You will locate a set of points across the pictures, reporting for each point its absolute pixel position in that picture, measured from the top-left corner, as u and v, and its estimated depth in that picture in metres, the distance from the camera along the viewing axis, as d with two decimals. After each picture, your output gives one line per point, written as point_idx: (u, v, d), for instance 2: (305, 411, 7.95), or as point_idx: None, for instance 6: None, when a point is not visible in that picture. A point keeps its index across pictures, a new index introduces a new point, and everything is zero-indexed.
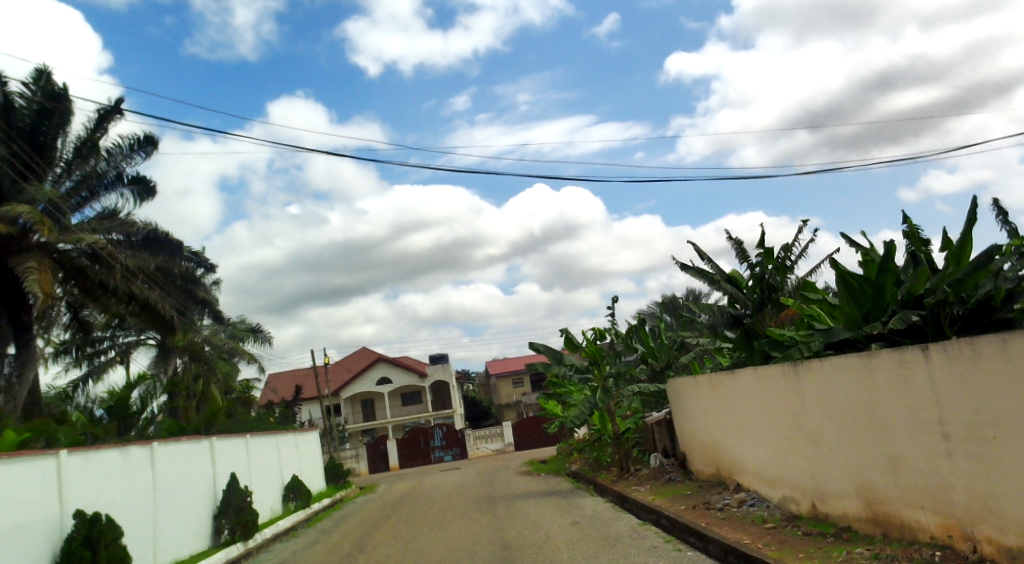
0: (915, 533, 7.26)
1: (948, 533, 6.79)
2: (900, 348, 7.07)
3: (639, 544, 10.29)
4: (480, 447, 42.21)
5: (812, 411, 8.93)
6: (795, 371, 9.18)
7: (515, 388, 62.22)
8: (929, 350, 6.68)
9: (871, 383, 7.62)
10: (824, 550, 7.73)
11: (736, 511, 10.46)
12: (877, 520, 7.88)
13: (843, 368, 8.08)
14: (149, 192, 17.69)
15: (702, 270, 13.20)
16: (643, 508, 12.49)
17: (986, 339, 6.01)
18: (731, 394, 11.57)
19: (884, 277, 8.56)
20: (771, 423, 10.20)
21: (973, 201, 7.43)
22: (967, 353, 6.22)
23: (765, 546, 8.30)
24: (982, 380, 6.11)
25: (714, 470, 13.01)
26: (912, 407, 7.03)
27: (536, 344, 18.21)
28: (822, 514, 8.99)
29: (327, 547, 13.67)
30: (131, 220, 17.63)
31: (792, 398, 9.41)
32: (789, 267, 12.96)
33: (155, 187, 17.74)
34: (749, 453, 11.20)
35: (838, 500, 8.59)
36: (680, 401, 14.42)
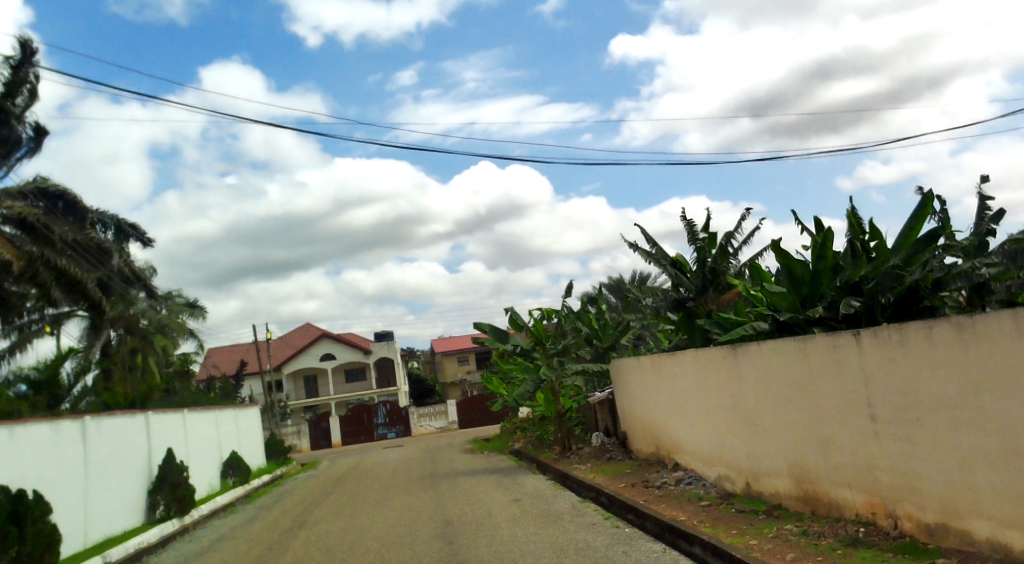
0: (841, 511, 7.57)
1: (871, 510, 7.11)
2: (835, 335, 7.32)
3: (579, 521, 10.48)
4: (423, 425, 42.40)
5: (750, 393, 9.19)
6: (734, 353, 9.43)
7: (460, 365, 62.22)
8: (860, 336, 6.94)
9: (805, 367, 7.89)
10: (756, 526, 8.01)
11: (673, 489, 10.76)
12: (806, 498, 8.20)
13: (779, 351, 8.35)
14: (49, 143, 17.19)
15: (649, 253, 13.40)
16: (584, 486, 12.71)
17: (913, 326, 6.27)
18: (672, 374, 11.81)
19: (823, 265, 8.86)
20: (709, 404, 10.47)
21: (928, 192, 7.74)
22: (895, 338, 6.49)
23: (700, 522, 8.55)
24: (910, 364, 6.35)
25: (653, 449, 13.30)
26: (843, 388, 7.32)
27: (481, 323, 18.26)
28: (755, 492, 9.31)
29: (266, 523, 13.64)
30: (47, 183, 17.13)
31: (730, 380, 9.66)
32: (732, 252, 13.31)
33: (49, 129, 17.12)
34: (688, 432, 11.46)
35: (771, 479, 8.89)
36: (623, 381, 14.65)
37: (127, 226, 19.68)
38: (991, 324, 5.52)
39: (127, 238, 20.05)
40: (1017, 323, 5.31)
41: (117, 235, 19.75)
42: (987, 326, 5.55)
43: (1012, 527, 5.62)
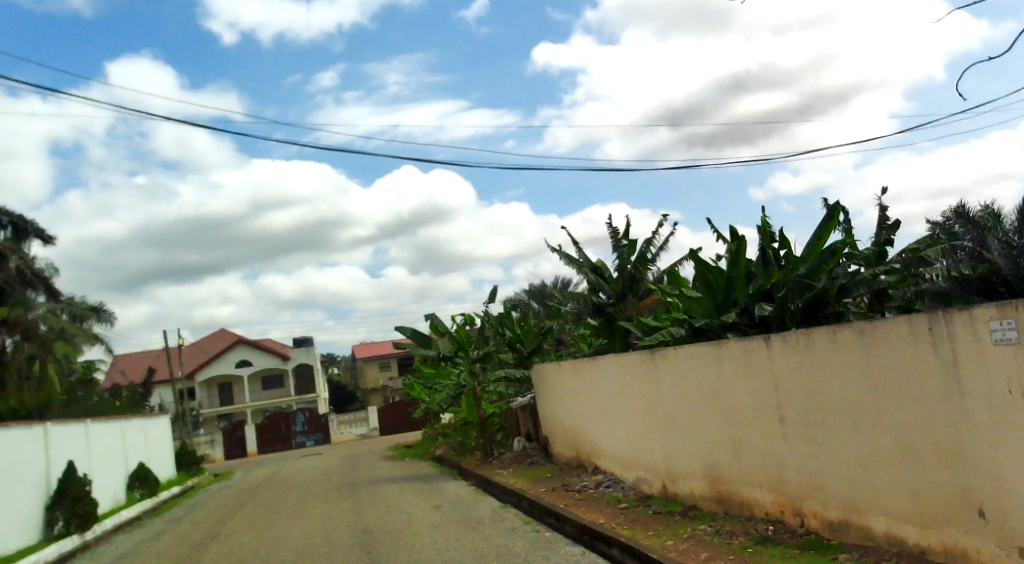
0: (752, 510, 7.79)
1: (780, 509, 7.33)
2: (746, 339, 7.54)
3: (499, 526, 10.50)
4: (343, 432, 41.77)
5: (666, 397, 9.37)
6: (651, 358, 9.60)
7: (382, 371, 61.58)
8: (770, 340, 7.16)
9: (718, 371, 8.10)
10: (671, 527, 8.17)
11: (592, 492, 10.88)
12: (719, 498, 8.40)
13: (694, 356, 8.54)
14: None
15: (573, 259, 13.53)
16: (505, 491, 12.76)
17: (819, 330, 6.50)
18: (592, 379, 11.95)
19: (736, 272, 9.09)
20: (627, 408, 10.63)
21: (835, 204, 8.08)
22: (803, 343, 6.71)
23: (617, 525, 8.67)
24: (816, 367, 6.59)
25: (574, 453, 13.43)
26: (754, 392, 7.53)
27: (403, 327, 18.10)
28: (671, 493, 9.50)
29: (175, 536, 13.20)
30: None
31: (648, 384, 9.83)
32: (651, 258, 13.57)
33: None
34: (607, 436, 11.61)
35: (686, 480, 9.07)
36: (544, 386, 14.75)
37: (25, 225, 18.76)
38: (889, 328, 5.77)
39: (25, 237, 19.10)
40: (912, 327, 5.57)
41: (13, 234, 18.79)
42: (886, 331, 5.79)
43: (907, 522, 5.87)
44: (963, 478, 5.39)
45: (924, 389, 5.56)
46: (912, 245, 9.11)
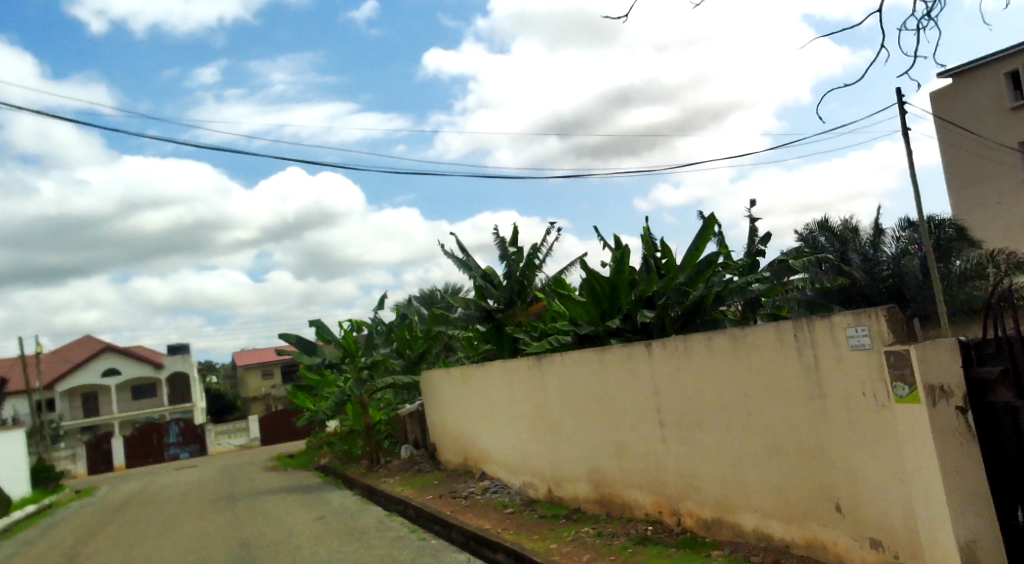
0: (632, 512, 8.00)
1: (658, 510, 7.56)
2: (628, 345, 7.74)
3: (384, 536, 10.35)
4: (221, 443, 40.24)
5: (552, 402, 9.50)
6: (539, 365, 9.71)
7: (263, 380, 59.75)
8: (651, 346, 7.37)
9: (602, 375, 8.28)
10: (555, 531, 8.28)
11: (479, 498, 10.90)
12: (601, 501, 8.59)
13: (579, 362, 8.70)
14: None
15: (460, 264, 13.53)
16: (391, 500, 12.59)
17: (696, 336, 6.75)
18: (480, 385, 11.98)
19: (620, 279, 9.29)
20: (515, 413, 10.72)
21: (710, 216, 8.43)
22: (681, 348, 6.95)
23: (503, 530, 8.73)
24: (693, 372, 6.84)
25: (462, 460, 13.41)
26: (636, 396, 7.74)
27: (287, 334, 17.65)
28: (556, 497, 9.64)
29: (30, 560, 12.32)
30: None
31: (535, 390, 9.94)
32: (539, 265, 13.74)
33: None
34: (494, 441, 11.67)
35: (570, 484, 9.23)
36: (432, 393, 14.68)
37: None
38: (759, 335, 6.05)
39: None
40: (780, 333, 5.86)
41: None
42: (757, 337, 6.08)
43: (775, 518, 6.16)
44: (824, 475, 5.69)
45: (792, 391, 5.85)
46: (782, 257, 9.54)
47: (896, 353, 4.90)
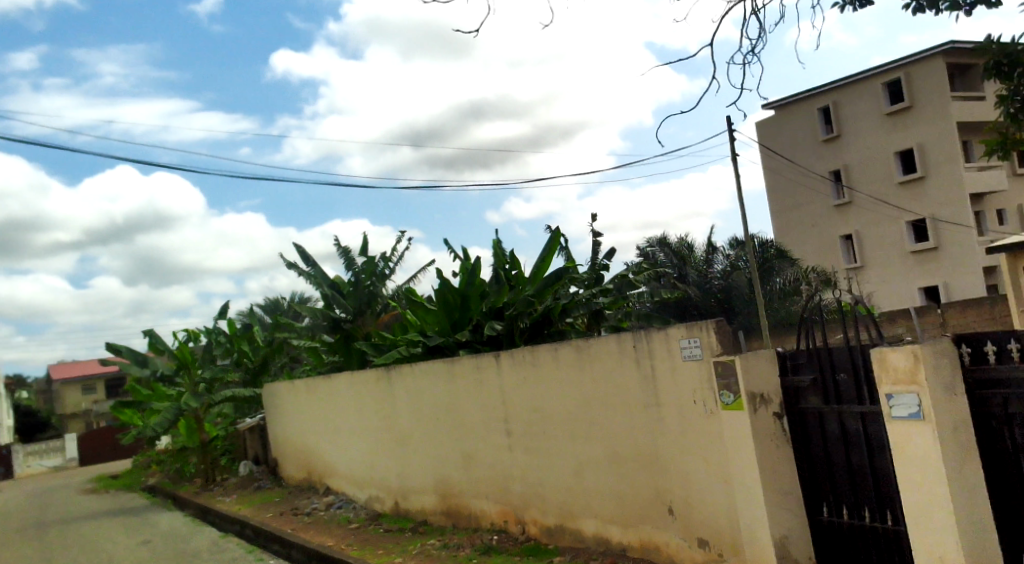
0: (479, 521, 8.10)
1: (504, 518, 7.71)
2: (477, 356, 7.85)
3: (218, 559, 9.89)
4: (33, 465, 37.10)
5: (401, 414, 9.46)
6: (388, 377, 9.65)
7: (84, 395, 55.68)
8: (500, 357, 7.51)
9: (451, 386, 8.34)
10: (400, 544, 8.25)
11: (322, 514, 10.66)
12: (448, 512, 8.64)
13: (429, 373, 8.72)
14: None
15: (305, 273, 13.22)
16: (226, 520, 12.06)
17: (543, 346, 6.94)
18: (326, 397, 11.75)
19: (471, 290, 9.39)
20: (362, 426, 10.59)
21: (557, 231, 8.71)
22: (529, 358, 7.13)
23: (346, 546, 8.59)
24: (540, 382, 7.03)
25: (305, 475, 13.07)
26: (484, 407, 7.85)
27: (115, 344, 16.59)
28: (403, 510, 9.59)
29: None
30: None
31: (383, 402, 9.86)
32: (388, 275, 13.64)
33: None
34: (339, 455, 11.47)
35: (417, 496, 9.23)
36: (274, 407, 14.24)
37: None
38: (602, 345, 6.31)
39: None
40: (621, 344, 6.14)
41: None
42: (600, 347, 6.33)
43: (614, 523, 6.42)
44: (659, 479, 6.00)
45: (631, 400, 6.13)
46: (623, 272, 9.95)
47: (722, 363, 5.27)
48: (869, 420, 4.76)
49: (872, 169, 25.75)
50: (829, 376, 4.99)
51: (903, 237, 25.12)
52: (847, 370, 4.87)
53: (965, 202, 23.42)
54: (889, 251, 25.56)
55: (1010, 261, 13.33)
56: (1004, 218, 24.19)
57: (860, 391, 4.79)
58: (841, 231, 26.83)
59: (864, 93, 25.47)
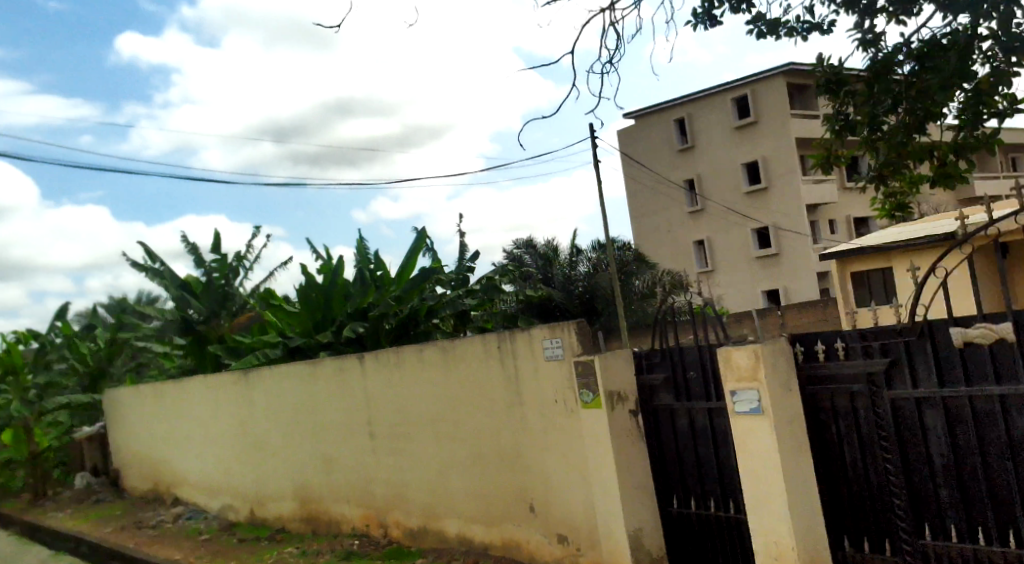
0: (339, 526, 8.03)
1: (366, 522, 7.67)
2: (340, 358, 7.76)
3: None
4: None
5: (258, 419, 9.21)
6: (244, 381, 9.36)
7: None
8: (363, 359, 7.46)
9: (312, 389, 8.21)
10: (257, 553, 8.04)
11: (170, 526, 10.20)
12: (308, 518, 8.50)
13: (289, 376, 8.54)
14: None
15: (153, 271, 12.60)
16: (61, 536, 11.29)
17: (408, 348, 6.96)
18: (177, 403, 11.26)
19: (335, 290, 9.21)
20: (215, 433, 10.22)
21: (423, 232, 8.78)
22: (393, 360, 7.13)
23: (198, 558, 8.28)
24: (404, 383, 7.05)
25: (152, 486, 12.44)
26: (347, 409, 7.77)
27: None
28: (259, 519, 9.35)
29: None
30: None
31: (239, 407, 9.56)
32: (243, 275, 13.22)
33: None
34: (190, 463, 11.02)
35: (275, 503, 9.02)
36: (118, 414, 13.48)
37: None
38: (467, 346, 6.40)
39: None
40: (485, 345, 6.25)
41: None
42: (465, 348, 6.42)
43: (476, 522, 6.53)
44: (520, 478, 6.16)
45: (494, 401, 6.26)
46: (489, 274, 10.19)
47: (582, 363, 5.48)
48: (716, 415, 5.07)
49: (722, 178, 27.20)
50: (681, 374, 5.28)
51: (749, 243, 26.68)
52: (696, 368, 5.18)
53: (803, 212, 25.14)
54: (736, 256, 27.08)
55: (838, 268, 14.39)
56: (835, 227, 26.14)
57: (708, 388, 5.10)
58: (694, 237, 28.20)
59: (716, 106, 26.87)
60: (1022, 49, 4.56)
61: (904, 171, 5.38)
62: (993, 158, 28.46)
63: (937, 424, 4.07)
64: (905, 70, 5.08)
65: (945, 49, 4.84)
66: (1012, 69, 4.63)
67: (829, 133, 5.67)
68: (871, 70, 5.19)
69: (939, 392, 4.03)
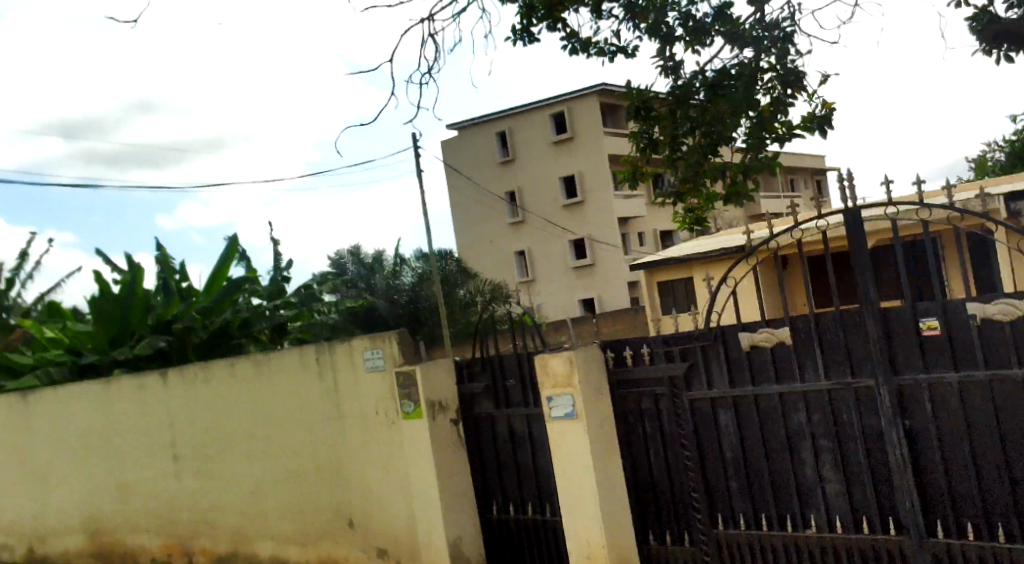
0: (139, 557, 7.55)
1: (169, 551, 7.27)
2: (141, 374, 7.29)
3: None
4: None
5: (39, 447, 8.44)
6: (21, 406, 8.52)
7: None
8: (167, 376, 7.05)
9: (107, 410, 7.64)
10: None
11: None
12: (100, 551, 7.92)
13: (78, 398, 7.89)
14: None
15: None
16: None
17: (218, 363, 6.66)
18: None
19: (135, 301, 8.55)
20: None
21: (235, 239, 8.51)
22: (201, 376, 6.80)
23: None
24: (215, 399, 6.73)
25: None
26: (147, 431, 7.32)
27: None
28: (40, 556, 8.59)
29: None
30: None
31: (13, 435, 8.69)
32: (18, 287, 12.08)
33: None
34: None
35: (60, 537, 8.31)
36: None
37: None
38: (282, 360, 6.22)
39: None
40: (303, 357, 6.10)
41: None
42: (279, 362, 6.24)
43: (291, 543, 6.37)
44: (339, 494, 6.06)
45: (313, 415, 6.12)
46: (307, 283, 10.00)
47: (404, 373, 5.48)
48: (533, 422, 5.25)
49: (540, 191, 28.08)
50: (501, 382, 5.41)
51: (566, 254, 27.71)
52: (515, 376, 5.32)
53: (615, 225, 26.48)
54: (554, 266, 28.03)
55: (646, 277, 15.33)
56: (644, 240, 27.72)
57: (526, 395, 5.26)
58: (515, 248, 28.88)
59: (534, 122, 27.74)
60: (796, 82, 5.12)
61: (701, 189, 5.81)
62: (777, 178, 31.36)
63: (728, 422, 4.43)
64: (701, 97, 5.47)
65: (732, 79, 5.28)
66: (788, 99, 5.17)
67: (636, 151, 6.06)
68: (672, 95, 5.58)
69: (730, 393, 4.39)
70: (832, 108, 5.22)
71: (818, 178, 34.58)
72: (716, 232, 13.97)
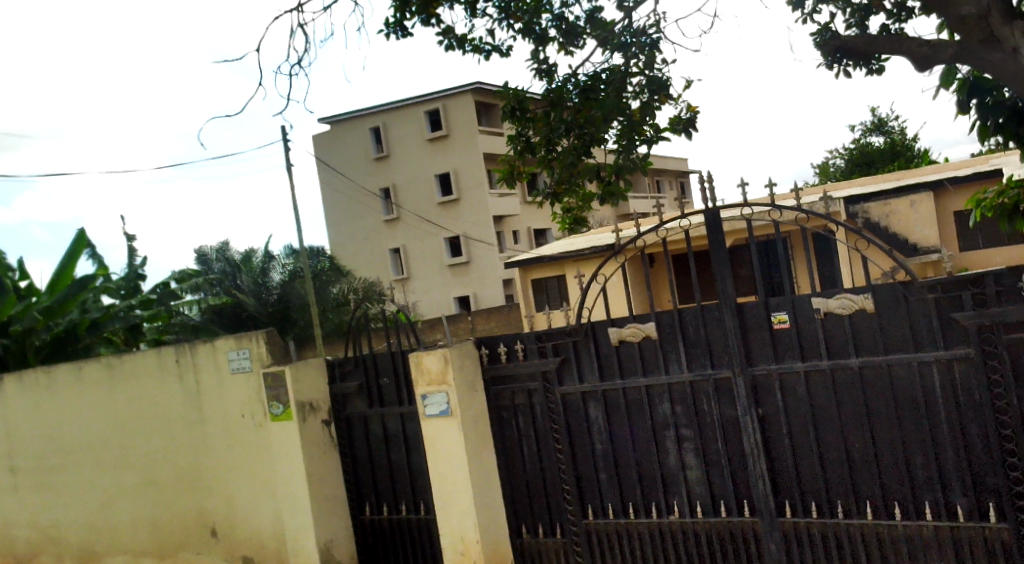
0: None
1: None
2: None
3: None
4: None
5: None
6: None
7: None
8: (5, 382, 6.55)
9: None
10: None
11: None
12: None
13: None
14: None
15: None
16: None
17: (63, 368, 6.23)
18: None
19: None
20: None
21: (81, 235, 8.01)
22: (43, 382, 6.35)
23: None
24: (60, 406, 6.31)
25: None
26: None
27: None
28: None
29: None
30: None
31: None
32: None
33: None
34: None
35: None
36: None
37: None
38: (135, 363, 5.90)
39: None
40: (160, 359, 5.80)
41: None
42: (132, 365, 5.91)
43: (145, 555, 6.06)
44: (199, 501, 5.81)
45: (172, 420, 5.83)
46: (165, 281, 9.53)
47: (272, 374, 5.30)
48: (407, 421, 5.19)
49: (415, 189, 27.90)
50: (373, 381, 5.32)
51: (441, 252, 27.65)
52: (389, 375, 5.24)
53: (489, 223, 26.64)
54: (429, 264, 27.91)
55: (521, 274, 15.54)
56: (518, 238, 28.02)
57: (399, 394, 5.19)
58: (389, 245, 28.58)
59: (409, 119, 27.54)
60: (663, 90, 5.29)
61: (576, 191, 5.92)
62: (644, 179, 32.44)
63: (598, 415, 4.54)
64: (575, 101, 5.65)
65: (603, 84, 5.50)
66: (657, 104, 5.35)
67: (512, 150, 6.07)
68: (547, 98, 5.69)
69: (600, 386, 4.49)
70: (696, 110, 5.41)
71: (681, 180, 36.04)
72: (587, 231, 14.30)
